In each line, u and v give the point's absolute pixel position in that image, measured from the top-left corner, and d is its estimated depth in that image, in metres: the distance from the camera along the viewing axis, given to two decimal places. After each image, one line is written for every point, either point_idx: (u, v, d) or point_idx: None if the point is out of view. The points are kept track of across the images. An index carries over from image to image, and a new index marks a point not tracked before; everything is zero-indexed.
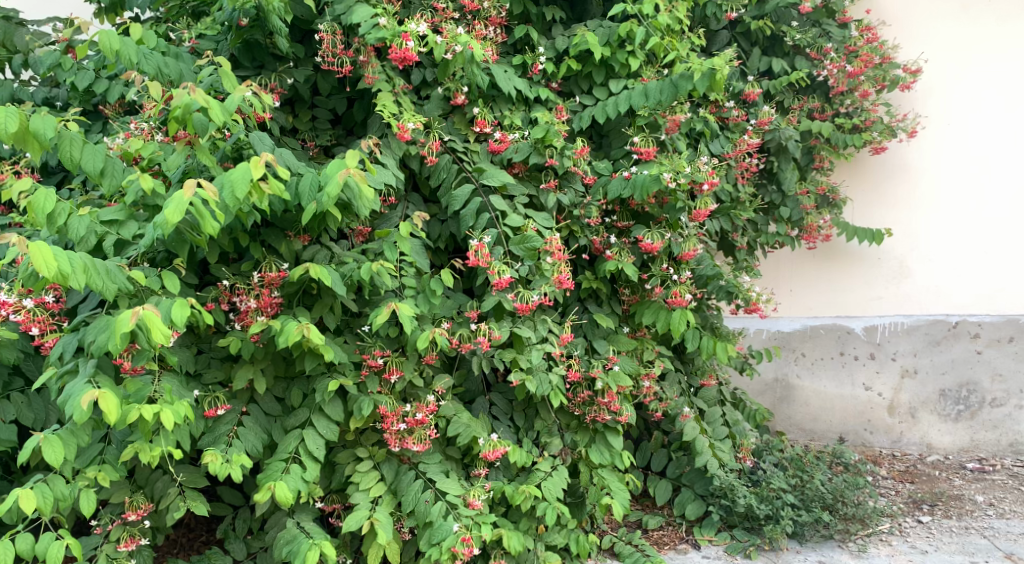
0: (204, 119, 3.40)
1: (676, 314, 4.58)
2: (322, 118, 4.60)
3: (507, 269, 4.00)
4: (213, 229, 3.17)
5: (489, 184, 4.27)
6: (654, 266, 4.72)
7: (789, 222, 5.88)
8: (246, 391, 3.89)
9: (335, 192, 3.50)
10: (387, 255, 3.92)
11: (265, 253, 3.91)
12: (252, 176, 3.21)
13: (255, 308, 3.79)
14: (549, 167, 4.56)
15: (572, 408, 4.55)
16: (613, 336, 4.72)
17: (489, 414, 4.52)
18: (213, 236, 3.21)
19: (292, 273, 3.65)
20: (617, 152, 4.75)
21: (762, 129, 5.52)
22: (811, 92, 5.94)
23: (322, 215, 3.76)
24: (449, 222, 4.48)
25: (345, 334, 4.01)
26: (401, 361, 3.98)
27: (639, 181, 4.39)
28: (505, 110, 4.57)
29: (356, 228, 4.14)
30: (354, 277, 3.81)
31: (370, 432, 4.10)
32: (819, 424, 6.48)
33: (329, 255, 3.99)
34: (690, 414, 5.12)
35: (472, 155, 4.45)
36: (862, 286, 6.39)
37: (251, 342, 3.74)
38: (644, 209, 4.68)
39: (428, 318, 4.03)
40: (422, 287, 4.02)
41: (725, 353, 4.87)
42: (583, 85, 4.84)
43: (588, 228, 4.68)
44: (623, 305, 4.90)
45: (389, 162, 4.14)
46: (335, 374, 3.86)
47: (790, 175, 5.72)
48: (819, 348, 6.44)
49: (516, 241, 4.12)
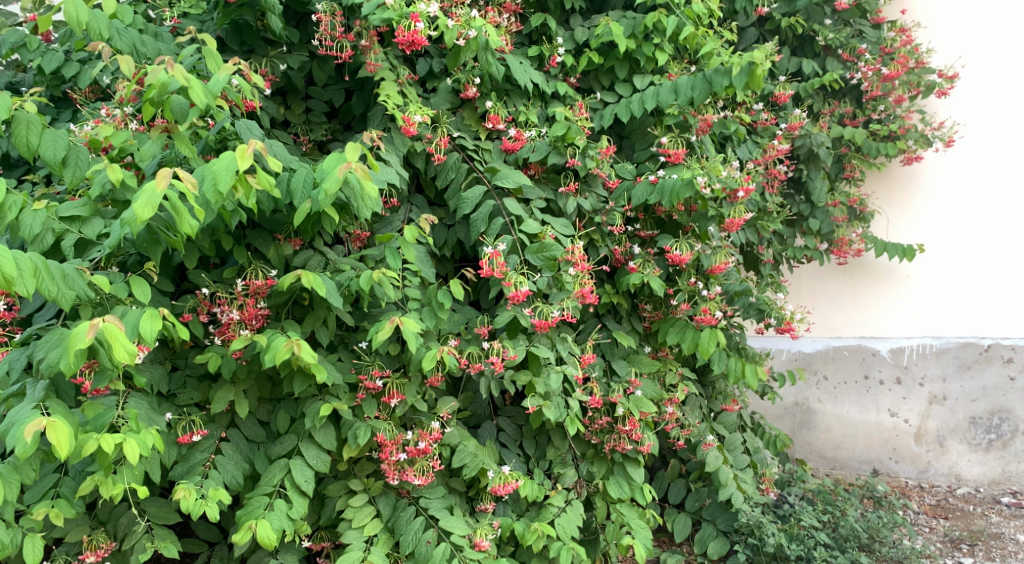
0: (183, 102, 2.91)
1: (705, 332, 4.13)
2: (318, 111, 4.16)
3: (525, 281, 3.56)
4: (191, 229, 2.67)
5: (503, 186, 3.83)
6: (680, 280, 4.30)
7: (818, 235, 5.45)
8: (226, 413, 3.43)
9: (334, 189, 3.05)
10: (390, 262, 3.48)
11: (251, 258, 3.47)
12: (238, 167, 2.73)
13: (238, 320, 3.35)
14: (568, 169, 4.13)
15: (588, 436, 4.10)
16: (634, 356, 4.28)
17: (497, 440, 4.08)
18: (191, 237, 2.73)
19: (281, 281, 3.21)
20: (641, 154, 4.34)
21: (792, 135, 5.12)
22: (842, 97, 5.54)
23: (317, 216, 3.31)
24: (457, 227, 4.05)
25: (339, 351, 3.56)
26: (403, 383, 3.51)
27: (668, 186, 3.95)
28: (519, 105, 4.13)
29: (353, 233, 3.74)
30: (352, 287, 3.36)
31: (365, 462, 3.63)
32: (841, 451, 6.07)
33: (323, 261, 3.56)
34: (714, 442, 4.68)
35: (484, 153, 4.03)
36: (889, 305, 5.97)
37: (232, 359, 3.28)
38: (672, 217, 4.26)
39: (433, 335, 3.58)
40: (427, 299, 3.57)
41: (755, 377, 4.43)
42: (604, 81, 4.42)
43: (609, 237, 4.25)
44: (644, 322, 4.47)
45: (392, 158, 3.72)
46: (327, 398, 3.40)
47: (820, 185, 5.31)
48: (842, 370, 6.03)
49: (533, 249, 3.65)
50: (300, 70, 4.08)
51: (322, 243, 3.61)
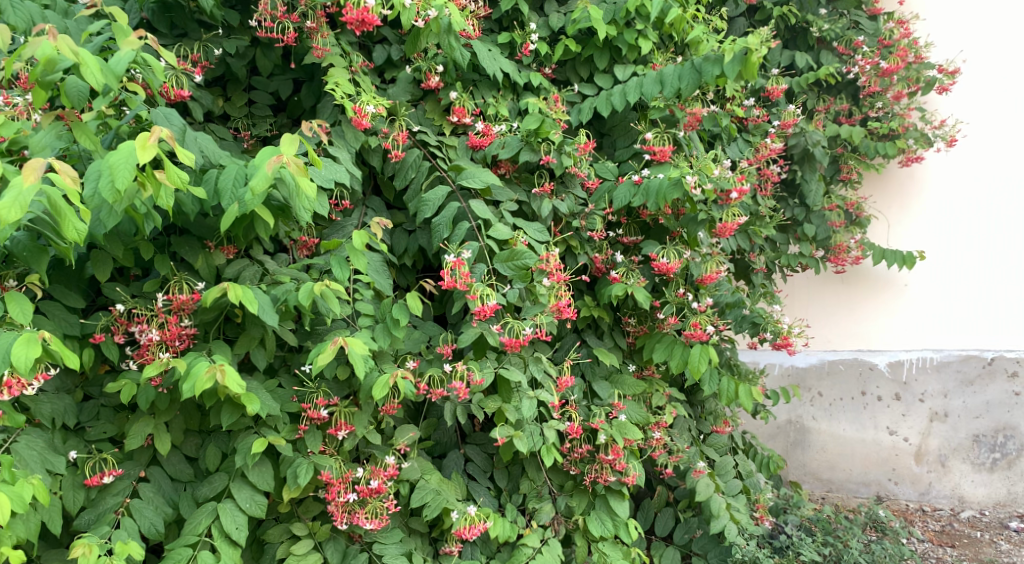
0: (81, 84, 2.47)
1: (695, 349, 3.70)
2: (262, 103, 3.70)
3: (493, 293, 3.10)
4: (75, 233, 2.28)
5: (469, 185, 3.38)
6: (666, 291, 3.86)
7: (813, 241, 5.01)
8: (146, 449, 2.96)
9: (263, 187, 2.63)
10: (336, 273, 3.02)
11: (176, 269, 3.02)
12: (138, 161, 2.32)
13: (158, 341, 2.90)
14: (543, 167, 3.68)
15: (567, 466, 3.66)
16: (616, 376, 3.82)
17: (464, 472, 3.63)
18: (76, 242, 2.33)
19: (205, 295, 2.77)
20: (623, 152, 3.85)
21: (785, 133, 4.69)
22: (837, 93, 5.10)
23: (249, 219, 2.88)
24: (418, 233, 3.59)
25: (280, 376, 3.11)
26: (353, 413, 3.05)
27: (653, 186, 3.52)
28: (488, 97, 3.70)
29: (299, 239, 3.32)
30: (290, 302, 2.91)
31: (311, 502, 3.15)
32: (837, 473, 5.68)
33: (260, 272, 3.11)
34: (704, 469, 4.23)
35: (448, 150, 3.57)
36: (889, 316, 5.56)
37: (150, 387, 2.83)
38: (657, 222, 3.83)
39: (387, 356, 3.12)
40: (382, 316, 3.11)
41: (750, 398, 3.99)
42: (582, 72, 3.99)
43: (589, 243, 3.80)
44: (628, 337, 4.03)
45: (341, 154, 3.30)
46: (263, 430, 2.94)
47: (816, 188, 4.87)
48: (838, 387, 5.64)
49: (502, 256, 3.20)
50: (240, 57, 3.62)
51: (260, 251, 3.17)
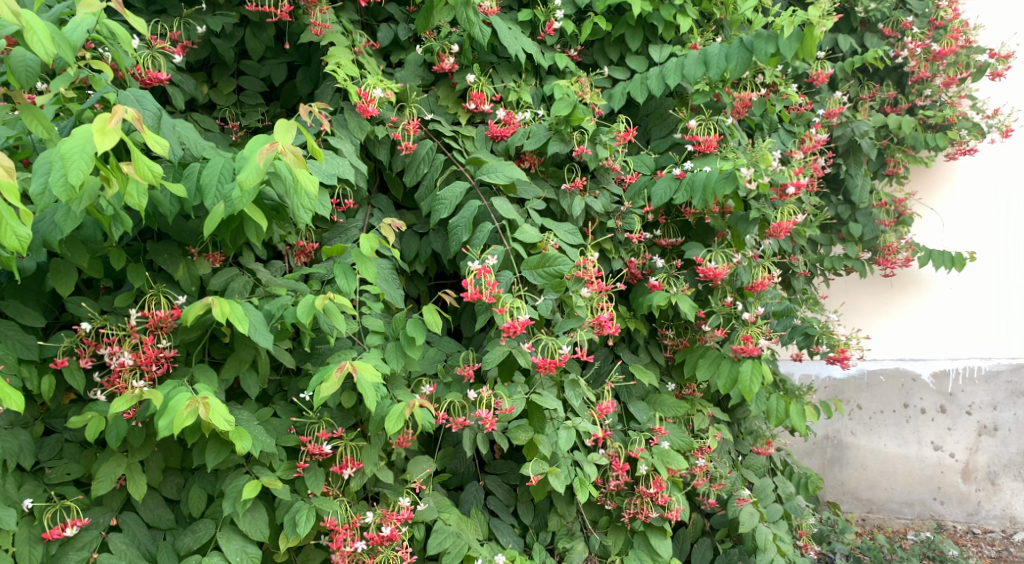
0: (29, 59, 2.06)
1: (746, 366, 3.23)
2: (252, 90, 3.27)
3: (524, 306, 2.66)
4: (14, 241, 1.90)
5: (492, 181, 2.92)
6: (711, 300, 3.43)
7: (859, 242, 4.58)
8: (118, 492, 2.52)
9: (254, 182, 2.16)
10: (341, 284, 2.59)
11: (152, 280, 2.59)
12: (95, 150, 1.89)
13: (132, 366, 2.47)
14: (574, 160, 3.24)
15: (601, 500, 3.21)
16: (655, 397, 3.38)
17: (484, 508, 3.16)
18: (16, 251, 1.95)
19: (186, 313, 2.33)
20: (660, 143, 3.41)
21: (829, 123, 4.23)
22: (882, 80, 4.62)
23: (237, 220, 2.44)
24: (432, 235, 3.14)
25: (276, 405, 2.67)
26: (362, 447, 2.64)
27: (700, 180, 3.09)
28: (508, 82, 3.25)
29: (296, 244, 2.88)
30: (287, 320, 2.46)
31: (312, 549, 2.70)
32: (878, 492, 5.23)
33: (252, 284, 2.68)
34: (749, 496, 3.71)
35: (465, 142, 3.13)
36: (935, 322, 5.06)
37: (121, 421, 2.39)
38: (701, 220, 3.40)
39: (400, 380, 2.68)
40: (393, 333, 2.68)
41: (803, 418, 3.56)
42: (611, 54, 3.52)
43: (624, 246, 3.36)
44: (665, 352, 3.59)
45: (344, 146, 2.87)
46: (256, 470, 2.51)
47: (862, 184, 4.42)
48: (877, 399, 5.21)
49: (531, 262, 2.75)
50: (227, 37, 3.21)
51: (251, 258, 2.75)
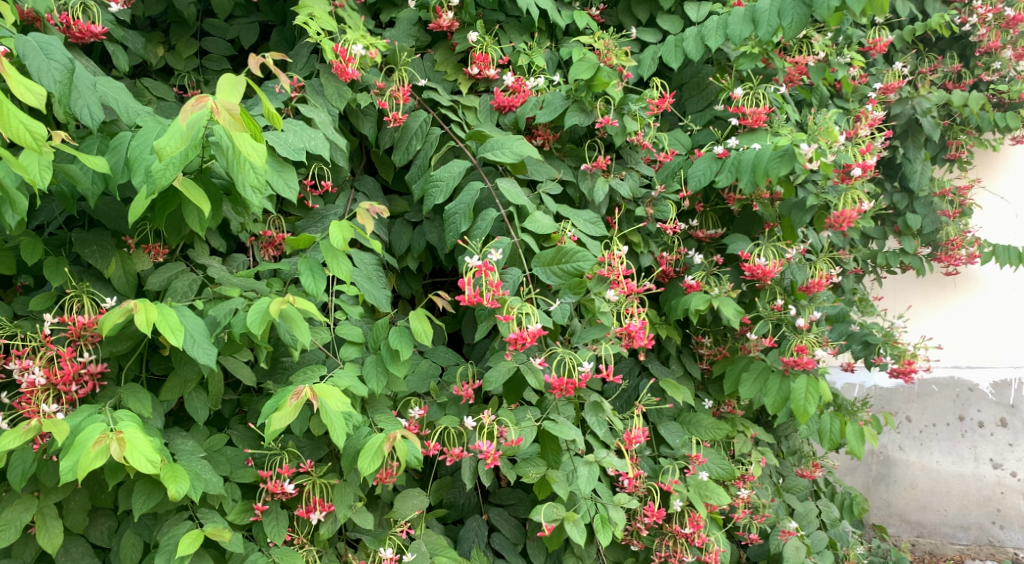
0: None
1: (800, 382, 2.70)
2: (217, 53, 2.76)
3: (536, 312, 2.14)
4: None
5: (498, 159, 2.39)
6: (757, 303, 2.91)
7: (918, 236, 4.01)
8: (31, 541, 2.03)
9: (176, 149, 1.72)
10: (306, 284, 2.08)
11: (77, 277, 2.11)
12: None
13: (45, 386, 1.96)
14: (596, 136, 2.72)
15: (626, 540, 2.68)
16: (689, 416, 2.85)
17: (489, 549, 2.60)
18: None
19: (103, 321, 1.84)
20: (697, 119, 2.91)
21: (886, 99, 3.67)
22: (943, 52, 4.04)
23: (175, 203, 1.95)
24: (425, 225, 2.63)
25: (232, 431, 2.18)
26: (333, 485, 2.14)
27: (747, 159, 2.58)
28: (518, 43, 2.72)
29: (262, 234, 2.39)
30: (236, 330, 1.97)
31: None
32: (929, 514, 4.61)
33: (201, 283, 2.18)
34: (795, 530, 3.16)
35: (465, 113, 2.61)
36: (996, 327, 4.50)
37: (28, 454, 1.90)
38: (746, 209, 2.89)
39: (383, 402, 2.18)
40: (374, 345, 2.17)
41: (862, 441, 3.02)
42: (639, 14, 2.98)
43: (655, 238, 2.85)
44: (701, 363, 3.06)
45: (317, 116, 2.37)
46: (199, 515, 2.02)
47: (921, 168, 3.85)
48: (928, 411, 4.60)
49: (543, 258, 2.23)
50: None
51: (204, 252, 2.25)
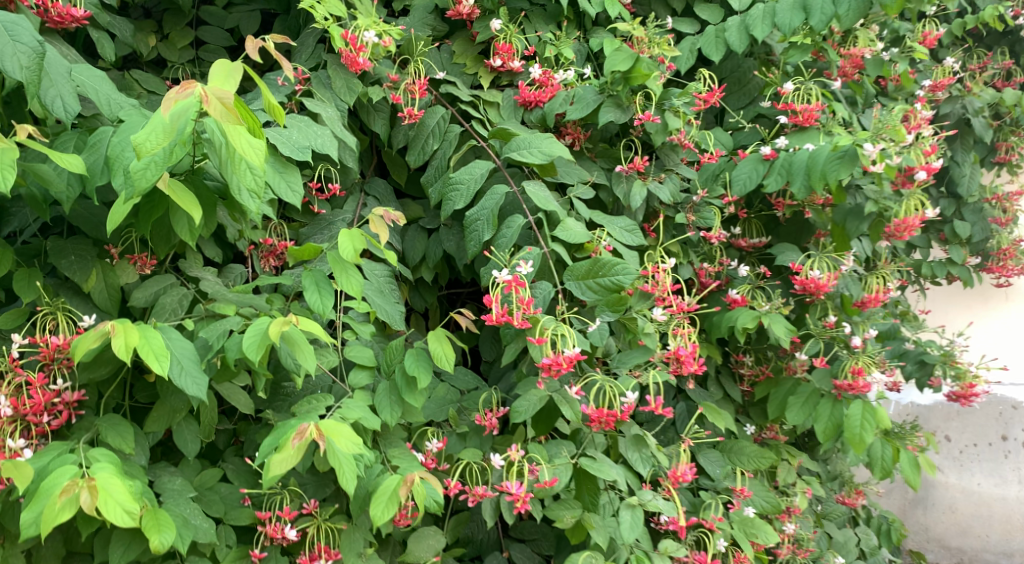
0: None
1: (854, 406, 2.43)
2: (215, 44, 2.51)
3: (572, 333, 1.89)
4: None
5: (525, 160, 2.14)
6: (807, 320, 2.67)
7: (966, 245, 3.74)
8: None
9: (157, 146, 1.47)
10: (311, 301, 1.83)
11: (52, 291, 1.86)
12: None
13: (12, 418, 1.71)
14: (631, 134, 2.48)
15: None
16: (731, 443, 2.58)
17: None
18: None
19: (76, 346, 1.59)
20: (739, 117, 2.67)
21: (935, 97, 3.42)
22: (992, 48, 3.78)
23: (161, 208, 1.70)
24: (442, 233, 2.38)
25: (227, 465, 1.93)
26: (342, 529, 1.89)
27: (800, 161, 2.33)
28: (544, 33, 2.47)
29: (262, 243, 2.14)
30: (230, 355, 1.72)
31: None
32: (969, 540, 4.34)
33: (192, 299, 1.93)
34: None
35: (487, 109, 2.36)
36: None
37: None
38: (795, 216, 2.64)
39: (398, 434, 1.93)
40: (387, 369, 1.92)
41: (917, 470, 2.76)
42: (675, 4, 2.71)
43: (693, 248, 2.59)
44: (742, 384, 2.80)
45: (324, 111, 2.12)
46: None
47: (971, 172, 3.59)
48: (969, 430, 4.32)
49: (578, 271, 1.98)
50: None
51: (197, 264, 2.00)
